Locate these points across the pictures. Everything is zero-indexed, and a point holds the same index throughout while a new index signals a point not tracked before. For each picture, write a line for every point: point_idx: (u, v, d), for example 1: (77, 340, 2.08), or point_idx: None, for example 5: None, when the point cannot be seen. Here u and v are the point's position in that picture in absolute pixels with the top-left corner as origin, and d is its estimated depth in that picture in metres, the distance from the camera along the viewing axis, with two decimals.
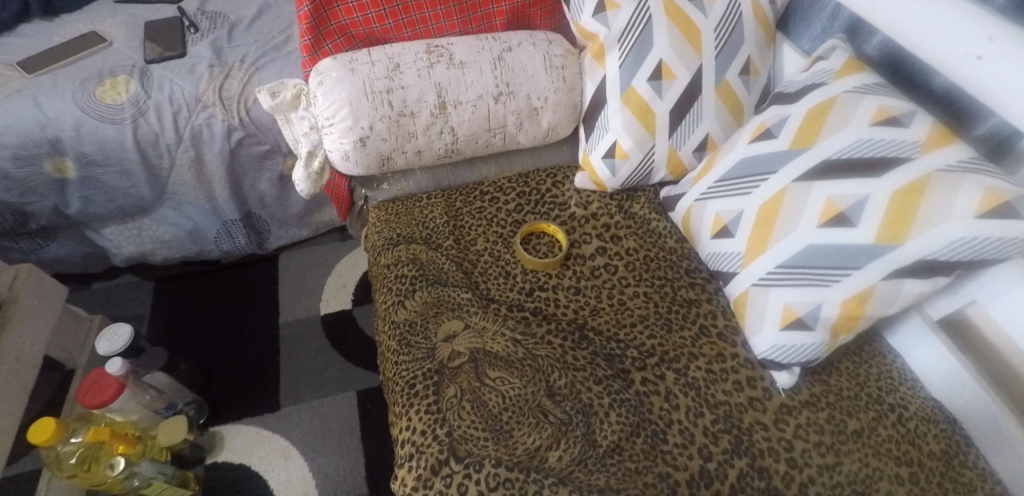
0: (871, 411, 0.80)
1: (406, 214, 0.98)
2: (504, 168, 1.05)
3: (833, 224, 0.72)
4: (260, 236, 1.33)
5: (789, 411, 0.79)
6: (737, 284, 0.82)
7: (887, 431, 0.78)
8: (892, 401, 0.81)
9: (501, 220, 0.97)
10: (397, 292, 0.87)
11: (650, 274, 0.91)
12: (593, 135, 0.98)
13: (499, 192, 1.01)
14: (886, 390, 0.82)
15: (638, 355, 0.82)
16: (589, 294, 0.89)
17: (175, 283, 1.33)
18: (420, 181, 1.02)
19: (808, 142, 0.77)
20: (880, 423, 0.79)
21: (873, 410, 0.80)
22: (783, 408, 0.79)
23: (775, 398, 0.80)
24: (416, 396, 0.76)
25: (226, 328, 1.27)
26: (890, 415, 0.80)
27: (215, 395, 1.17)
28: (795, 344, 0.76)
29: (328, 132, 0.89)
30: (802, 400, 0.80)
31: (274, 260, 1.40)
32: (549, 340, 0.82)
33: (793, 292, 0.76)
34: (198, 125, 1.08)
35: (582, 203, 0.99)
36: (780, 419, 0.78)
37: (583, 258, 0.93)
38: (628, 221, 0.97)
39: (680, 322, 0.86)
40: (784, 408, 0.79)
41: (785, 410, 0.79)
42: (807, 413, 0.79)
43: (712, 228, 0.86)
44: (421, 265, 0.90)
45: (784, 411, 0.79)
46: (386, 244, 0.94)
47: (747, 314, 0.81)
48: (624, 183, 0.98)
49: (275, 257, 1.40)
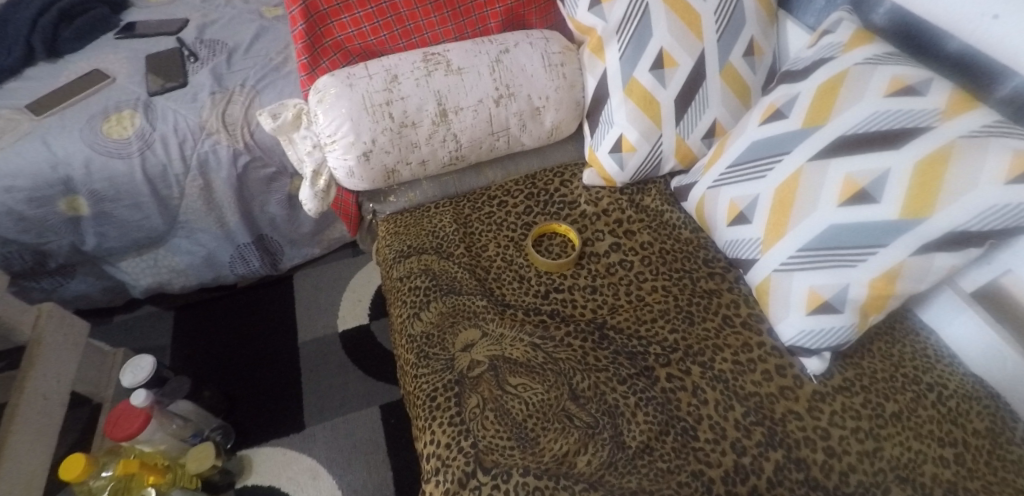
0: (909, 392, 0.77)
1: (415, 225, 0.97)
2: (511, 170, 1.04)
3: (854, 202, 0.69)
4: (274, 257, 1.33)
5: (822, 398, 0.77)
6: (758, 272, 0.80)
7: (928, 412, 0.76)
8: (930, 380, 0.79)
9: (510, 223, 0.96)
10: (411, 305, 0.86)
11: (667, 268, 0.89)
12: (598, 130, 0.96)
13: (507, 196, 0.99)
14: (923, 368, 0.80)
15: (661, 351, 0.80)
16: (607, 292, 0.87)
17: (193, 310, 1.34)
18: (427, 191, 1.01)
19: (821, 118, 0.74)
20: (918, 404, 0.76)
21: (911, 390, 0.78)
22: (817, 395, 0.77)
23: (807, 386, 0.78)
24: (438, 408, 0.75)
25: (247, 352, 1.27)
26: (929, 394, 0.77)
27: (241, 419, 1.18)
28: (822, 328, 0.74)
29: (331, 149, 0.88)
30: (835, 385, 0.78)
31: (289, 280, 1.40)
32: (569, 343, 0.80)
33: (816, 275, 0.73)
34: (204, 152, 1.09)
35: (591, 200, 0.98)
36: (813, 406, 0.76)
37: (597, 256, 0.91)
38: (640, 215, 0.96)
39: (702, 314, 0.84)
40: (817, 395, 0.77)
41: (818, 397, 0.77)
42: (841, 398, 0.77)
43: (727, 216, 0.84)
44: (433, 274, 0.89)
45: (818, 398, 0.77)
46: (397, 257, 0.92)
47: (771, 301, 0.79)
48: (633, 176, 0.97)
49: (290, 277, 1.40)
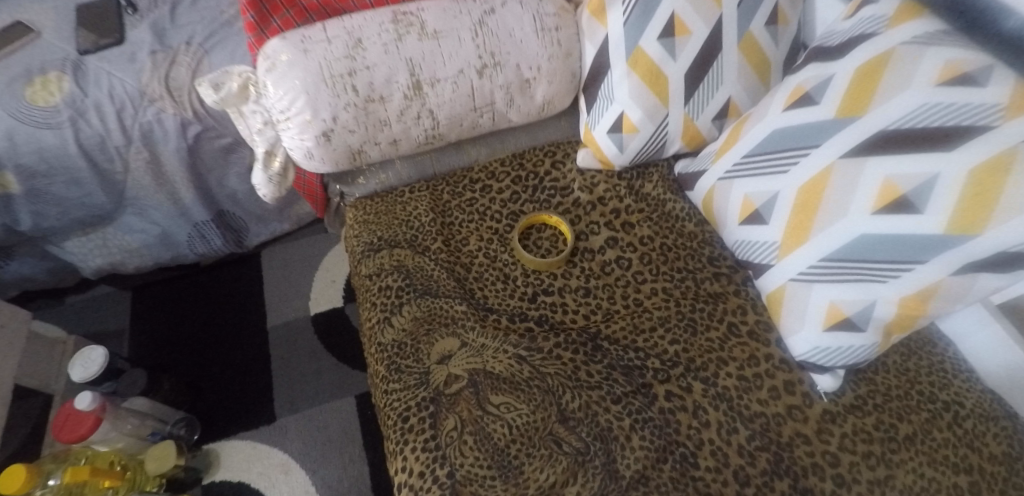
0: (924, 412, 0.72)
1: (388, 213, 0.86)
2: (497, 149, 0.92)
3: (892, 210, 0.60)
4: (238, 234, 1.22)
5: (833, 419, 0.71)
6: (772, 279, 0.71)
7: (942, 434, 0.70)
8: (946, 398, 0.73)
9: (495, 212, 0.85)
10: (381, 307, 0.76)
11: (668, 267, 0.81)
12: (596, 106, 0.85)
13: (491, 179, 0.89)
14: (939, 385, 0.74)
15: (660, 365, 0.72)
16: (601, 296, 0.78)
17: (152, 291, 1.23)
18: (402, 173, 0.89)
19: (858, 107, 0.63)
20: (934, 425, 0.71)
21: (926, 410, 0.72)
22: (827, 416, 0.71)
23: (816, 405, 0.72)
24: (411, 431, 0.67)
25: (212, 337, 1.18)
26: (945, 415, 0.71)
27: (206, 410, 1.10)
28: (840, 346, 0.67)
29: (285, 127, 0.74)
30: (847, 405, 0.72)
31: (256, 258, 1.29)
32: (559, 355, 0.72)
33: (839, 289, 0.66)
34: (147, 123, 0.96)
35: (586, 186, 0.88)
36: (822, 429, 0.70)
37: (591, 252, 0.82)
38: (639, 204, 0.86)
39: (707, 322, 0.76)
40: (827, 415, 0.71)
41: (827, 418, 0.71)
42: (852, 419, 0.71)
43: (740, 213, 0.74)
44: (407, 272, 0.79)
45: (828, 419, 0.71)
46: (366, 250, 0.82)
47: (783, 312, 0.71)
48: (633, 159, 0.86)
49: (257, 254, 1.30)
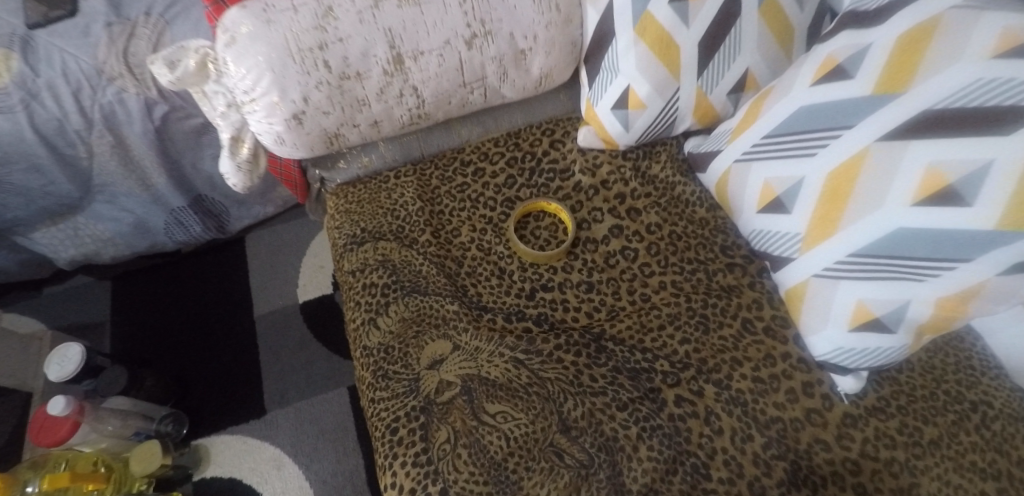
0: (950, 414, 0.67)
1: (372, 201, 0.78)
2: (490, 128, 0.84)
3: (934, 202, 0.53)
4: (219, 219, 1.15)
5: (854, 422, 0.66)
6: (794, 272, 0.66)
7: (970, 438, 0.65)
8: (974, 398, 0.68)
9: (488, 198, 0.78)
10: (366, 307, 0.70)
11: (678, 258, 0.74)
12: (598, 79, 0.77)
13: (485, 161, 0.81)
14: (966, 384, 0.69)
15: (670, 367, 0.67)
16: (605, 291, 0.72)
17: (132, 280, 1.17)
18: (386, 155, 0.81)
19: (899, 83, 0.55)
20: (961, 428, 0.66)
21: (952, 412, 0.67)
22: (847, 419, 0.67)
23: (836, 408, 0.67)
24: (400, 444, 0.62)
25: (197, 328, 1.13)
26: (973, 416, 0.67)
27: (195, 404, 1.06)
28: (865, 347, 0.62)
29: (251, 110, 0.66)
30: (869, 407, 0.67)
31: (240, 243, 1.22)
32: (559, 358, 0.66)
33: (868, 287, 0.60)
34: (108, 104, 0.87)
35: (588, 168, 0.81)
36: (842, 434, 0.66)
37: (594, 242, 0.75)
38: (646, 188, 0.79)
39: (720, 319, 0.70)
40: (848, 419, 0.67)
41: (848, 421, 0.66)
42: (875, 422, 0.67)
43: (759, 200, 0.68)
44: (393, 267, 0.72)
45: (849, 424, 0.66)
46: (348, 243, 0.75)
47: (804, 308, 0.66)
48: (639, 138, 0.79)
49: (241, 239, 1.23)
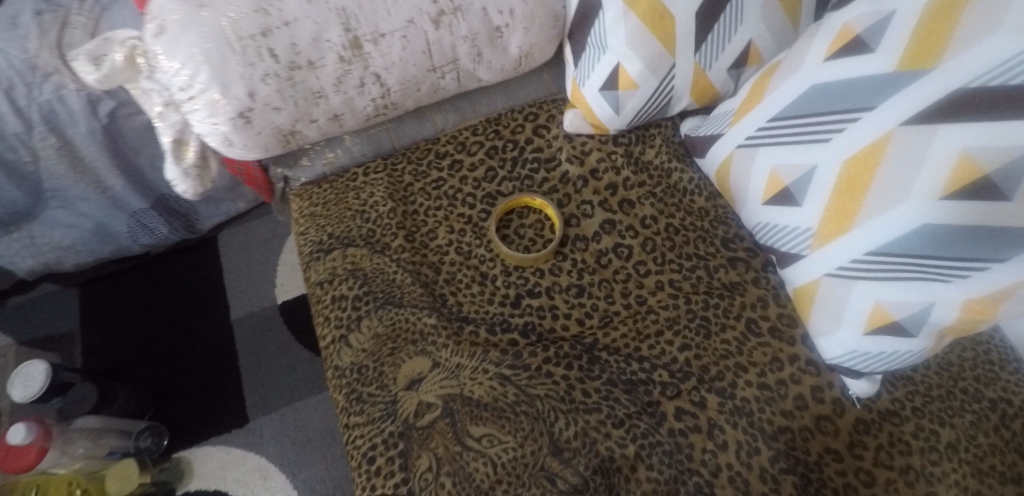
0: (967, 414, 0.63)
1: (339, 202, 0.71)
2: (468, 114, 0.76)
3: (965, 196, 0.47)
4: (187, 218, 1.08)
5: (866, 428, 0.62)
6: (804, 270, 0.60)
7: (989, 440, 0.62)
8: (993, 396, 0.64)
9: (466, 194, 0.71)
10: (336, 323, 0.64)
11: (676, 254, 0.68)
12: (585, 56, 0.69)
13: (462, 153, 0.74)
14: (985, 380, 0.65)
15: (669, 378, 0.61)
16: (598, 295, 0.65)
17: (100, 287, 1.11)
18: (353, 149, 0.73)
19: (927, 57, 0.48)
20: (979, 429, 0.62)
21: (970, 412, 0.63)
22: (860, 425, 0.62)
23: (848, 413, 0.62)
24: (377, 476, 0.56)
25: (172, 335, 1.07)
26: (992, 416, 0.63)
27: (173, 415, 1.01)
28: (881, 351, 0.57)
29: (191, 110, 0.58)
30: (882, 411, 0.63)
31: (213, 242, 1.16)
32: (548, 373, 0.61)
33: (887, 288, 0.54)
34: (47, 102, 0.78)
35: (576, 156, 0.73)
36: (855, 442, 0.61)
37: (584, 240, 0.68)
38: (640, 176, 0.72)
39: (722, 320, 0.65)
40: (860, 425, 0.62)
41: (861, 428, 0.62)
42: (888, 427, 0.62)
43: (765, 190, 0.62)
44: (365, 277, 0.66)
45: (861, 430, 0.62)
46: (314, 251, 0.68)
47: (814, 309, 0.60)
48: (631, 121, 0.72)
49: (214, 238, 1.16)
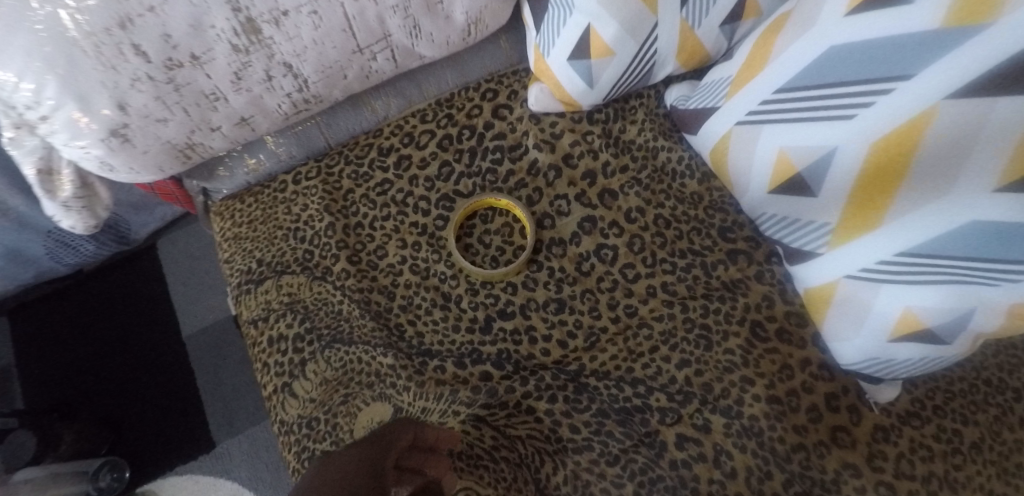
0: (991, 409, 0.57)
1: (268, 219, 0.60)
2: (414, 98, 0.64)
3: None
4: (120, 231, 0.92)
5: (886, 436, 0.55)
6: (820, 269, 0.51)
7: (1014, 436, 0.56)
8: (1017, 385, 0.58)
9: (418, 198, 0.60)
10: (277, 370, 0.54)
11: (668, 251, 0.59)
12: (547, 18, 0.56)
13: (409, 146, 0.62)
14: (1008, 368, 0.59)
15: (668, 402, 0.53)
16: (581, 310, 0.56)
17: (29, 313, 0.97)
18: (279, 153, 0.61)
19: (981, 9, 0.38)
20: (1004, 425, 0.56)
21: (994, 406, 0.57)
22: (879, 433, 0.55)
23: (865, 421, 0.55)
24: None
25: (118, 359, 0.95)
26: (1017, 408, 0.57)
27: (133, 447, 0.91)
28: (908, 358, 0.50)
29: (49, 133, 0.45)
30: (902, 414, 0.56)
31: (152, 252, 1.02)
32: (530, 409, 0.52)
33: (918, 292, 0.46)
34: None
35: (545, 141, 0.62)
36: (874, 453, 0.54)
37: (560, 243, 0.59)
38: (621, 159, 0.62)
39: (724, 326, 0.56)
40: (879, 433, 0.55)
41: (880, 435, 0.55)
42: (909, 432, 0.55)
43: (772, 176, 0.52)
44: (306, 311, 0.56)
45: (881, 438, 0.55)
46: (244, 282, 0.58)
47: (829, 313, 0.52)
48: (609, 94, 0.60)
49: (151, 247, 1.02)
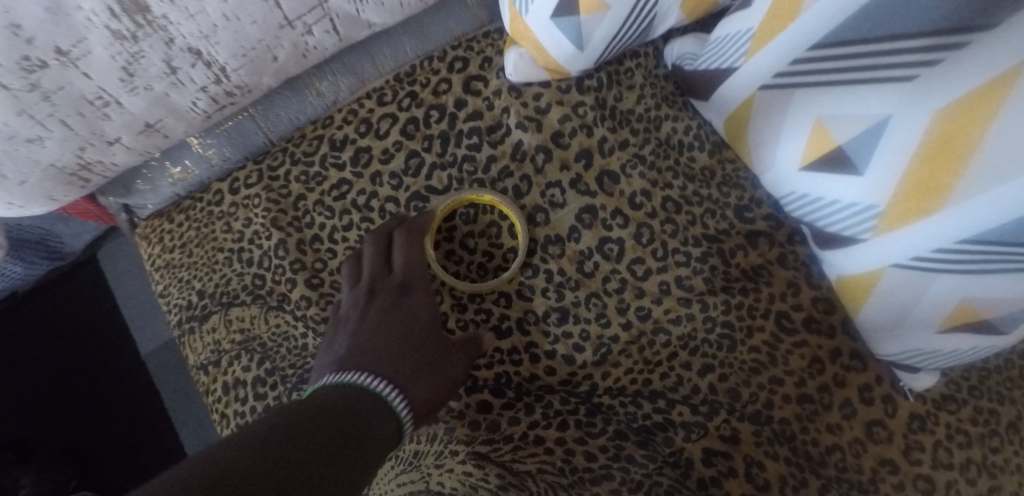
0: None
1: (205, 239, 0.50)
2: (365, 75, 0.54)
3: None
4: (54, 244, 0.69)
5: (922, 425, 0.48)
6: (858, 256, 0.44)
7: None
8: None
9: (384, 200, 0.50)
10: (238, 421, 0.45)
11: (681, 240, 0.51)
12: None
13: (366, 134, 0.51)
14: None
15: (693, 416, 0.47)
16: (587, 318, 0.50)
17: None
18: (209, 156, 0.52)
19: None
20: None
21: None
22: (914, 423, 0.48)
23: (900, 412, 0.48)
24: None
25: (68, 384, 0.79)
26: None
27: (103, 478, 0.77)
28: (956, 349, 0.44)
29: None
30: (938, 399, 0.49)
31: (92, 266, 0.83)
32: (539, 439, 0.46)
33: (980, 281, 0.38)
34: None
35: (529, 117, 0.52)
36: (911, 445, 0.48)
37: (557, 242, 0.51)
38: (621, 133, 0.53)
39: (747, 321, 0.50)
40: (914, 422, 0.48)
41: (917, 424, 0.48)
42: (945, 417, 0.49)
43: (806, 150, 0.44)
44: (264, 350, 0.47)
45: (917, 428, 0.48)
46: (186, 320, 0.49)
47: (867, 300, 0.46)
48: (604, 57, 0.50)
49: (93, 260, 0.83)
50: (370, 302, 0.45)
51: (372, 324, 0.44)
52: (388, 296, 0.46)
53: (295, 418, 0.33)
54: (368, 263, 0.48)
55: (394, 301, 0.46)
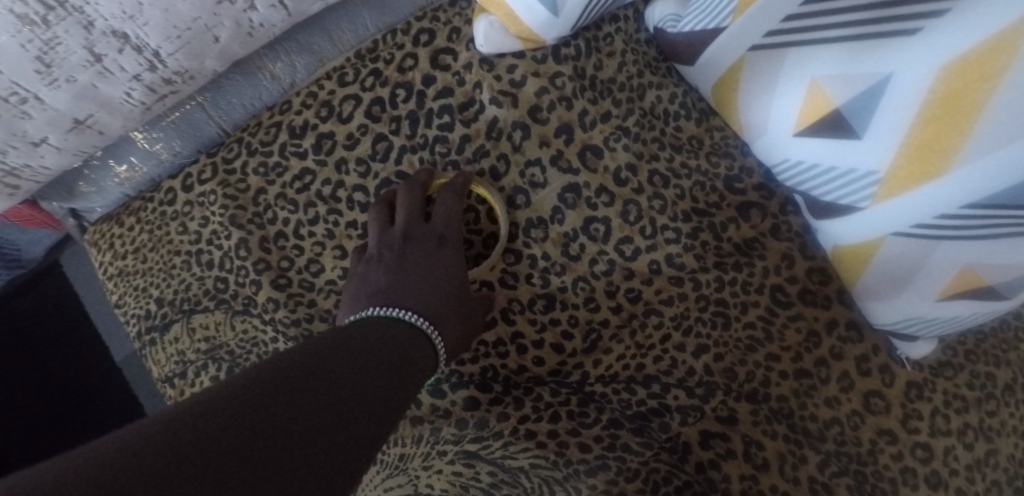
0: None
1: (162, 242, 0.47)
2: (324, 53, 0.50)
3: None
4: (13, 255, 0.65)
5: (919, 393, 0.46)
6: (855, 225, 0.42)
7: None
8: None
9: (352, 189, 0.47)
10: None
11: (669, 216, 0.48)
12: None
13: (327, 118, 0.47)
14: None
15: (688, 399, 0.46)
16: (575, 304, 0.47)
17: None
18: (156, 151, 0.48)
19: None
20: None
21: None
22: (912, 391, 0.46)
23: (898, 381, 0.46)
24: None
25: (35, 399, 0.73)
26: None
27: None
28: (955, 315, 0.42)
29: None
30: (934, 366, 0.47)
31: (56, 272, 0.77)
32: (531, 433, 0.44)
33: (983, 245, 0.36)
34: None
35: (501, 91, 0.48)
36: (909, 413, 0.46)
37: (539, 225, 0.48)
38: (603, 103, 0.49)
39: (741, 297, 0.47)
40: (912, 391, 0.46)
41: (916, 392, 0.46)
42: (942, 385, 0.47)
43: (800, 115, 0.41)
44: (232, 359, 0.44)
45: (915, 397, 0.46)
46: (148, 332, 0.46)
47: (865, 270, 0.44)
48: (581, 23, 0.47)
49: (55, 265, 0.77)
50: (408, 246, 0.45)
51: (409, 267, 0.44)
52: (425, 241, 0.45)
53: (345, 339, 0.36)
54: (403, 209, 0.46)
55: (430, 251, 0.45)
